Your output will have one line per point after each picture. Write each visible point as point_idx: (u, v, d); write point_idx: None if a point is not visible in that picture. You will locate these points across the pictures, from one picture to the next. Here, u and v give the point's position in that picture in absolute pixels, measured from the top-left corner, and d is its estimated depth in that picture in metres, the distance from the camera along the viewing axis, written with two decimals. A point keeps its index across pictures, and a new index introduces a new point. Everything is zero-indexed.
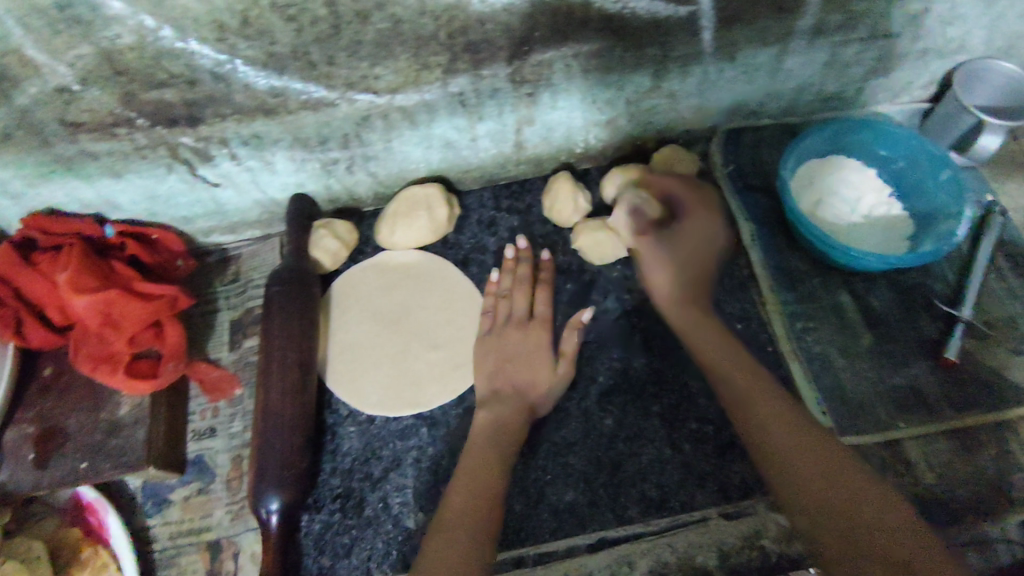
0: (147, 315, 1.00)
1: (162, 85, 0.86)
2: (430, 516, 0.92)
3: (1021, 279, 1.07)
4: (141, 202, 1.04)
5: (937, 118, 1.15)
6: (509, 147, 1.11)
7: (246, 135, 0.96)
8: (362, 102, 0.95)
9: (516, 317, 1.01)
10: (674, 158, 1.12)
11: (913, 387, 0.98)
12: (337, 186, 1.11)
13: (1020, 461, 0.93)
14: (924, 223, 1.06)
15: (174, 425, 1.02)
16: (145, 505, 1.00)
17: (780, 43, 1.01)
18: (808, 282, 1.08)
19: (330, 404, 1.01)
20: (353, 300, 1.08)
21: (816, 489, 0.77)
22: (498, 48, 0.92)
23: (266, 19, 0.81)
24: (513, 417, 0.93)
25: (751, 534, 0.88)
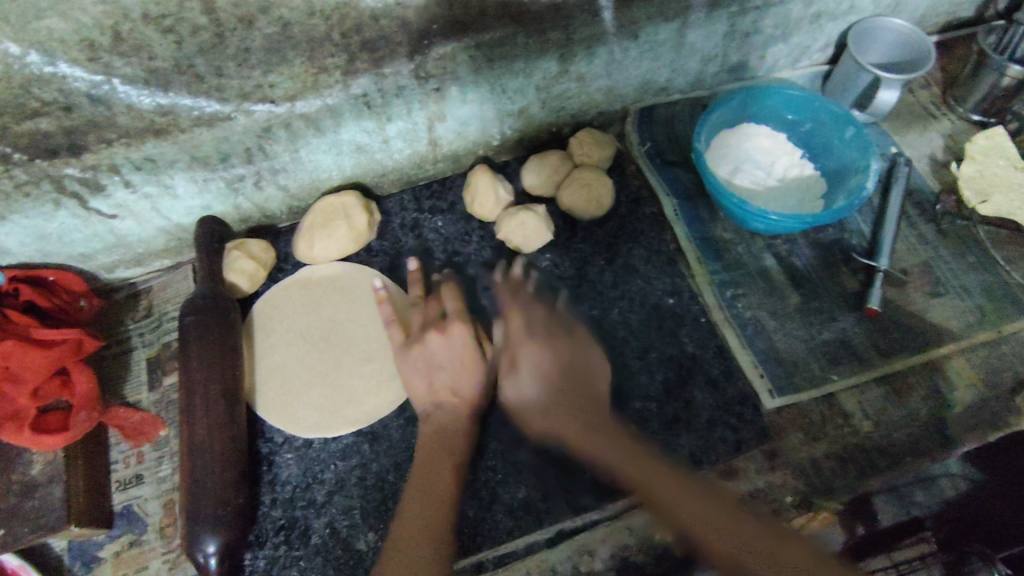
0: (51, 363, 0.92)
1: (35, 115, 0.80)
2: (381, 534, 0.88)
3: (930, 225, 1.11)
4: (31, 243, 0.96)
5: (837, 78, 1.18)
6: (424, 146, 1.09)
7: (138, 160, 0.89)
8: (260, 113, 0.90)
9: (429, 322, 0.94)
10: (590, 142, 1.12)
11: (841, 341, 1.01)
12: (247, 205, 1.05)
13: (948, 398, 0.96)
14: (835, 180, 1.09)
15: (95, 476, 0.95)
16: (73, 566, 0.93)
17: (679, 18, 1.01)
18: (733, 250, 1.09)
19: (264, 432, 0.96)
20: (277, 321, 1.03)
21: (745, 553, 0.77)
22: (397, 44, 0.89)
23: (140, 33, 0.77)
24: (457, 421, 0.89)
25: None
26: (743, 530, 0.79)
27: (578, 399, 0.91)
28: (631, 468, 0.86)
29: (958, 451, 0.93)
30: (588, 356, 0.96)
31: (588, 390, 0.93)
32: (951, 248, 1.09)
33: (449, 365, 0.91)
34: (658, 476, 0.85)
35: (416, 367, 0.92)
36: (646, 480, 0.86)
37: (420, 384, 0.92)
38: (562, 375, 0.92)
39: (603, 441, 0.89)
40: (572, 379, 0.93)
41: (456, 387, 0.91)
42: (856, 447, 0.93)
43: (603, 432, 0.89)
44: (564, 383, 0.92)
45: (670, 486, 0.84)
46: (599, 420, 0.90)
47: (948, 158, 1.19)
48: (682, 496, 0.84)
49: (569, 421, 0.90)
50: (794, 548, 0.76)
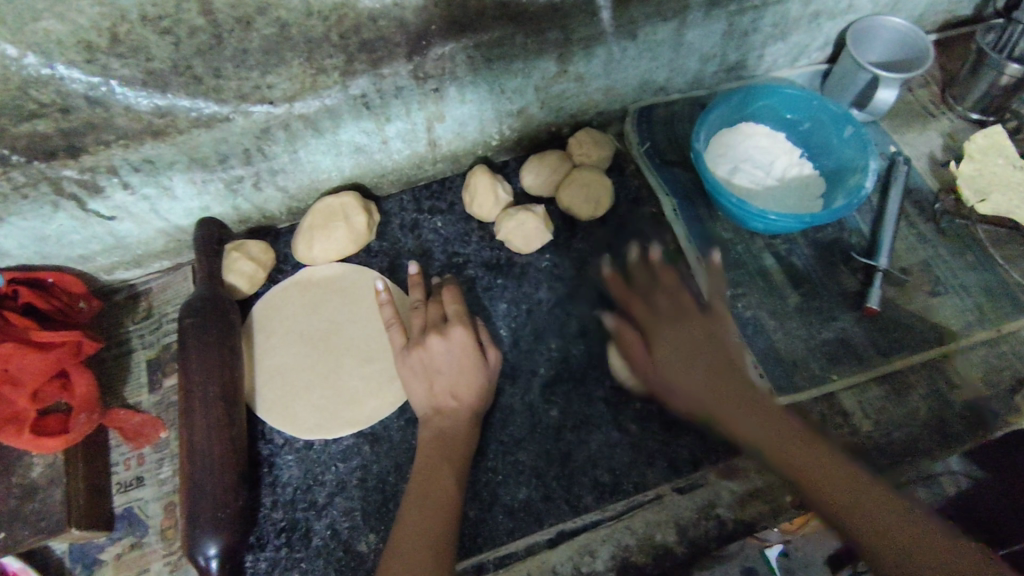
0: (51, 366, 0.92)
1: (34, 117, 0.80)
2: (382, 536, 0.88)
3: (929, 224, 1.11)
4: (30, 245, 0.96)
5: (836, 77, 1.18)
6: (423, 147, 1.09)
7: (136, 161, 0.89)
8: (258, 114, 0.90)
9: (431, 323, 0.95)
10: (589, 142, 1.12)
11: (841, 340, 1.01)
12: (246, 206, 1.05)
13: (948, 397, 0.96)
14: (834, 179, 1.09)
15: (95, 479, 0.95)
16: (75, 569, 0.93)
17: (678, 18, 1.01)
18: (732, 250, 1.09)
19: (264, 434, 0.96)
20: (277, 322, 1.03)
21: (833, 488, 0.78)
22: (396, 44, 0.89)
23: (138, 34, 0.77)
24: (456, 423, 0.89)
25: (705, 505, 0.89)
26: (828, 461, 0.80)
27: (706, 353, 0.92)
28: (713, 406, 0.87)
29: (958, 450, 0.93)
30: (700, 330, 0.94)
31: (687, 307, 0.96)
32: (951, 247, 1.09)
33: (447, 369, 0.91)
34: (748, 425, 0.85)
35: (416, 371, 0.93)
36: (740, 420, 0.86)
37: (420, 388, 0.92)
38: (674, 326, 0.94)
39: (681, 368, 0.90)
40: (678, 338, 0.93)
41: (456, 390, 0.91)
42: (856, 447, 0.93)
43: (733, 377, 0.89)
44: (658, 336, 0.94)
45: (792, 442, 0.83)
46: (724, 382, 0.89)
47: (947, 157, 1.19)
48: (804, 452, 0.81)
49: (705, 377, 0.89)
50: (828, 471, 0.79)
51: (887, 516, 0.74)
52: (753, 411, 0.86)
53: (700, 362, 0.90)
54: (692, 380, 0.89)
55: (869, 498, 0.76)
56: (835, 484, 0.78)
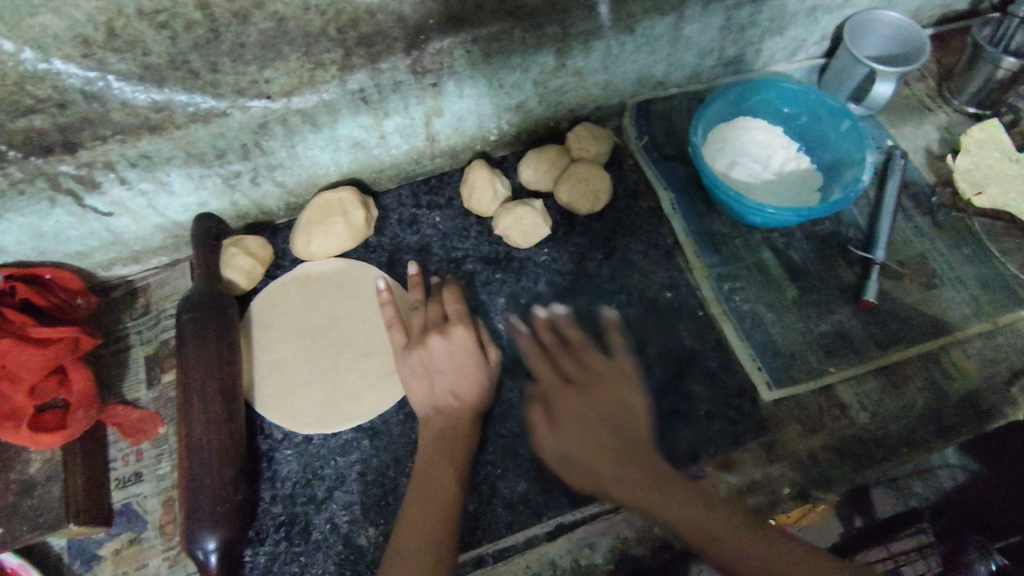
0: (49, 362, 0.92)
1: (31, 112, 0.79)
2: (382, 530, 0.88)
3: (926, 217, 1.12)
4: (27, 241, 0.96)
5: (833, 71, 1.18)
6: (421, 141, 1.08)
7: (134, 156, 0.88)
8: (256, 109, 0.89)
9: (430, 323, 0.95)
10: (587, 136, 1.12)
11: (838, 333, 1.01)
12: (244, 201, 1.05)
13: (945, 388, 0.97)
14: (831, 173, 1.09)
15: (94, 474, 0.95)
16: (74, 564, 0.93)
17: (675, 12, 1.01)
18: (730, 243, 1.09)
19: (263, 429, 0.96)
20: (275, 317, 1.03)
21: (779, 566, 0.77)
22: (393, 39, 0.89)
23: (135, 29, 0.77)
24: (456, 418, 0.89)
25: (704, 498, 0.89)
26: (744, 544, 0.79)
27: (623, 432, 0.89)
28: (646, 504, 0.85)
29: (955, 442, 0.93)
30: (611, 389, 0.93)
31: (594, 380, 0.94)
32: (948, 240, 1.09)
33: (447, 369, 0.91)
34: (649, 495, 0.85)
35: (415, 370, 0.93)
36: (651, 505, 0.85)
37: (420, 386, 0.92)
38: (610, 439, 0.88)
39: (620, 467, 0.86)
40: (581, 404, 0.91)
41: (456, 389, 0.91)
42: (854, 438, 0.94)
43: (632, 470, 0.86)
44: (557, 407, 0.92)
45: (666, 497, 0.84)
46: (643, 473, 0.86)
47: (944, 150, 1.19)
48: (708, 518, 0.82)
49: (632, 478, 0.86)
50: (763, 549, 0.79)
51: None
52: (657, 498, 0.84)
53: (616, 446, 0.88)
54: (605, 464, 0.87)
55: (797, 567, 0.77)
56: (760, 558, 0.78)
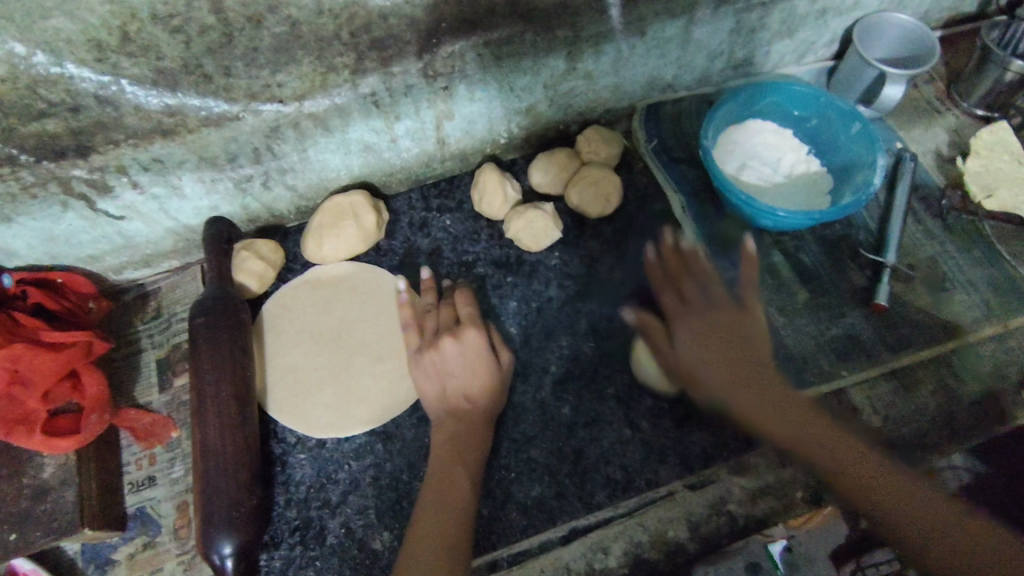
0: (61, 367, 0.92)
1: (43, 116, 0.79)
2: (396, 534, 0.89)
3: (936, 220, 1.12)
4: (39, 245, 0.96)
5: (843, 73, 1.18)
6: (432, 145, 1.08)
7: (146, 160, 0.88)
8: (268, 112, 0.89)
9: (444, 326, 0.95)
10: (598, 139, 1.12)
11: (850, 337, 1.01)
12: (255, 205, 1.05)
13: (956, 391, 0.97)
14: (842, 176, 1.09)
15: (107, 479, 0.95)
16: (88, 569, 0.93)
17: (686, 15, 1.01)
18: (741, 246, 1.10)
19: (276, 433, 0.96)
20: (287, 321, 1.03)
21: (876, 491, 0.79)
22: (406, 42, 0.89)
23: (149, 33, 0.76)
24: (470, 423, 0.90)
25: (716, 501, 0.89)
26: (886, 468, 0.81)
27: (751, 370, 0.89)
28: (766, 422, 0.86)
29: (968, 445, 0.93)
30: (710, 312, 0.95)
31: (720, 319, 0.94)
32: (958, 243, 1.09)
33: (460, 372, 0.92)
34: (804, 438, 0.85)
35: (428, 373, 0.93)
36: (818, 440, 0.84)
37: (432, 390, 0.92)
38: (747, 374, 0.89)
39: (735, 391, 0.88)
40: (692, 337, 0.93)
41: (469, 393, 0.91)
42: (866, 442, 0.94)
43: (793, 424, 0.85)
44: (689, 321, 0.96)
45: (787, 413, 0.86)
46: (762, 380, 0.89)
47: (954, 153, 1.19)
48: (830, 439, 0.84)
49: (763, 399, 0.87)
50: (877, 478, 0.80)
51: (895, 516, 0.77)
52: (804, 414, 0.86)
53: (727, 365, 0.90)
54: (740, 395, 0.88)
55: (910, 484, 0.79)
56: (921, 507, 0.77)
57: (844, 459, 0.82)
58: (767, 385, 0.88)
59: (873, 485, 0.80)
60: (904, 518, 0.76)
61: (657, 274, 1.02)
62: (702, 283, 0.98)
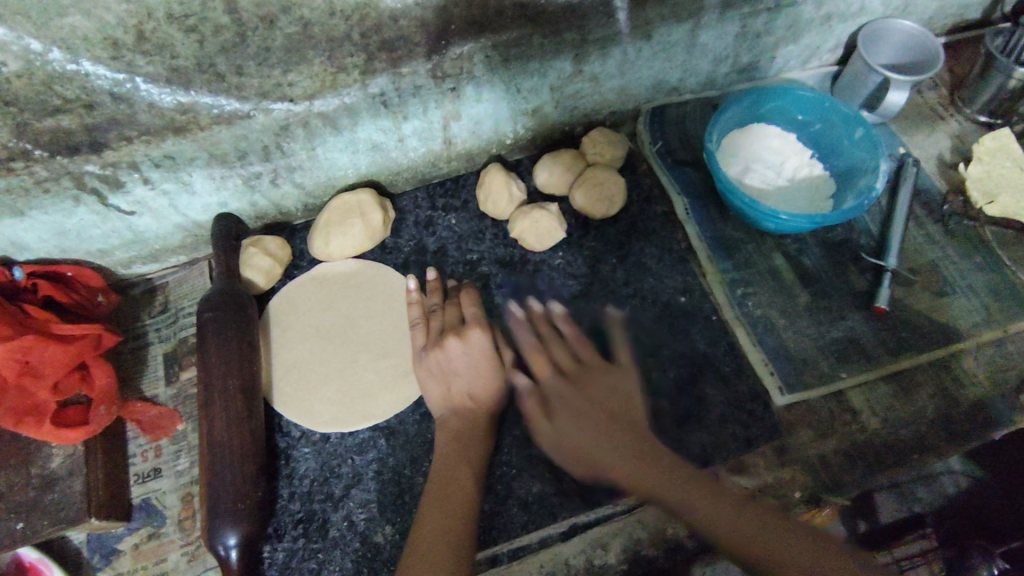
0: (70, 359, 0.93)
1: (58, 112, 0.80)
2: (399, 528, 0.90)
3: (937, 225, 1.13)
4: (50, 239, 0.97)
5: (847, 79, 1.19)
6: (438, 144, 1.10)
7: (158, 157, 0.90)
8: (278, 111, 0.91)
9: (449, 325, 0.96)
10: (602, 141, 1.13)
11: (850, 340, 1.02)
12: (263, 202, 1.06)
13: (955, 395, 0.98)
14: (844, 181, 1.10)
15: (113, 470, 0.96)
16: (93, 559, 0.94)
17: (692, 19, 1.02)
18: (743, 249, 1.10)
19: (281, 427, 0.97)
20: (293, 317, 1.04)
21: (763, 543, 0.78)
22: (415, 44, 0.90)
23: (164, 32, 0.78)
24: (472, 420, 0.91)
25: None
26: (721, 506, 0.83)
27: (615, 422, 0.91)
28: (634, 485, 0.87)
29: (967, 448, 0.94)
30: (599, 378, 0.95)
31: (615, 414, 0.92)
32: (959, 248, 1.10)
33: (465, 371, 0.93)
34: (691, 484, 0.86)
35: (432, 373, 0.94)
36: (643, 483, 0.87)
37: (436, 388, 0.94)
38: (578, 419, 0.92)
39: (569, 423, 0.92)
40: (578, 411, 0.93)
41: (472, 392, 0.92)
42: (865, 444, 0.94)
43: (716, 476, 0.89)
44: (553, 405, 0.94)
45: (603, 443, 0.89)
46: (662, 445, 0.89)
47: (956, 159, 1.20)
48: (677, 484, 0.85)
49: (590, 432, 0.90)
50: (757, 524, 0.80)
51: (733, 539, 0.80)
52: (641, 451, 0.88)
53: (577, 415, 0.92)
54: (608, 459, 0.88)
55: (771, 532, 0.79)
56: (799, 548, 0.78)
57: (674, 496, 0.85)
58: (597, 429, 0.90)
59: (722, 521, 0.82)
60: (765, 552, 0.78)
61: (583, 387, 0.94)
62: (564, 403, 0.93)
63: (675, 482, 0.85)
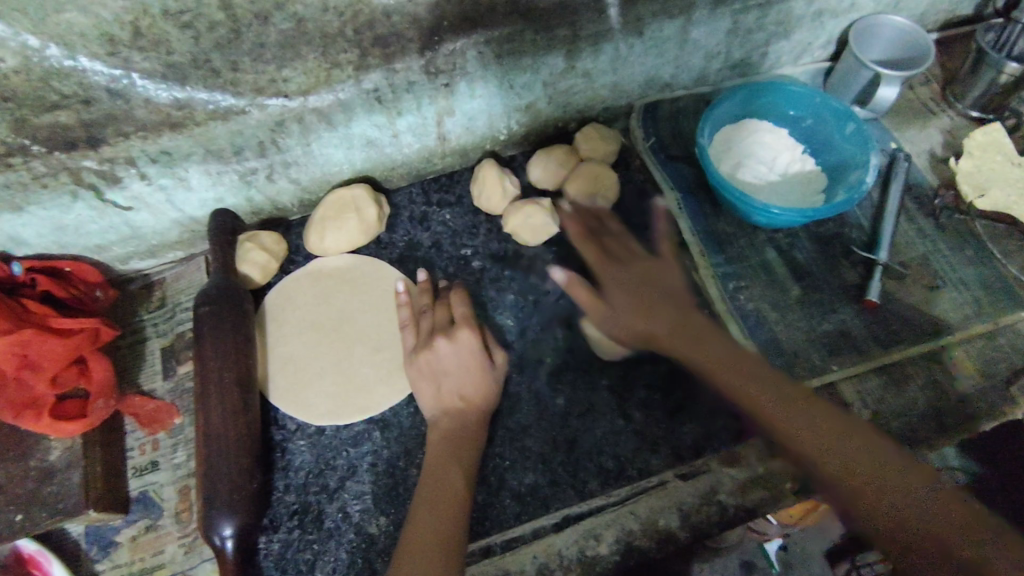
0: (69, 352, 0.94)
1: (55, 108, 0.82)
2: (393, 519, 0.91)
3: (929, 220, 1.13)
4: (49, 234, 0.98)
5: (838, 75, 1.20)
6: (433, 140, 1.11)
7: (154, 152, 0.91)
8: (274, 107, 0.92)
9: (439, 325, 0.97)
10: (595, 137, 1.14)
11: (841, 332, 1.03)
12: (259, 197, 1.07)
13: (946, 387, 0.98)
14: (835, 175, 1.11)
15: (111, 463, 0.97)
16: (90, 551, 0.95)
17: (683, 16, 1.03)
18: (735, 243, 1.11)
19: (277, 420, 0.98)
20: (289, 311, 1.05)
21: (790, 424, 0.81)
22: (408, 40, 0.91)
23: (159, 28, 0.79)
24: (466, 413, 0.92)
25: (708, 490, 0.91)
26: (798, 415, 0.81)
27: (694, 322, 0.94)
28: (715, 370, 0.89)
29: (957, 439, 0.95)
30: (662, 271, 1.01)
31: (677, 297, 0.98)
32: (950, 242, 1.11)
33: (455, 371, 0.93)
34: (767, 405, 0.84)
35: (424, 372, 0.95)
36: (717, 368, 0.89)
37: (429, 388, 0.94)
38: (699, 347, 0.91)
39: (681, 340, 0.93)
40: (659, 296, 0.98)
41: (464, 391, 0.93)
42: None
43: (775, 403, 0.83)
44: (654, 301, 0.97)
45: (736, 362, 0.88)
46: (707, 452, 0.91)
47: (947, 154, 1.21)
48: (760, 377, 0.86)
49: (669, 324, 0.95)
50: (761, 384, 0.86)
51: (793, 422, 0.81)
52: (745, 359, 0.88)
53: (669, 310, 0.96)
54: (698, 348, 0.91)
55: (788, 403, 0.83)
56: (849, 450, 0.77)
57: (755, 401, 0.85)
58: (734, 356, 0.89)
59: (790, 424, 0.81)
60: (772, 408, 0.83)
61: (649, 271, 1.00)
62: (664, 291, 0.98)
63: (772, 402, 0.84)
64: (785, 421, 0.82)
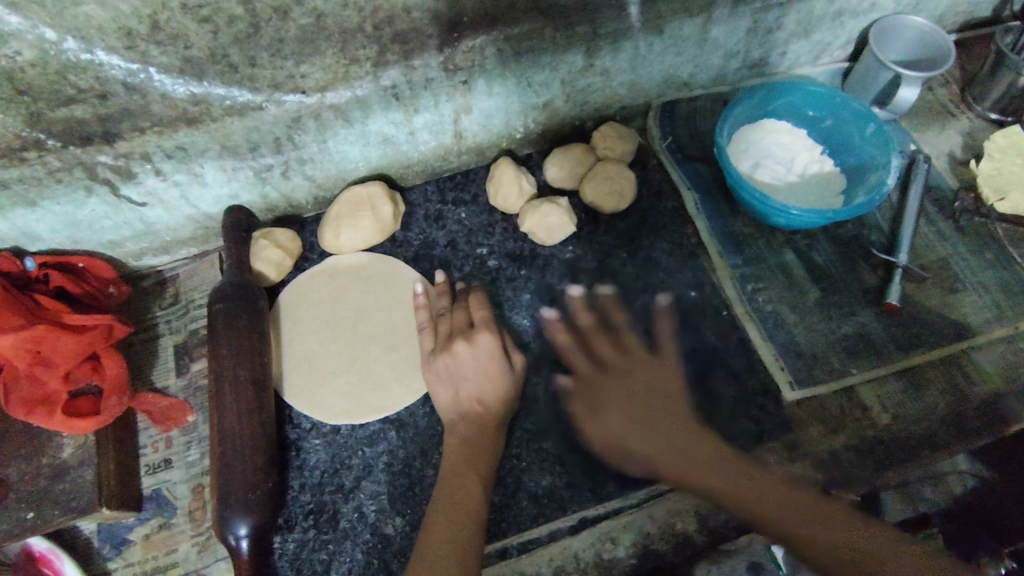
0: (82, 349, 0.94)
1: (71, 102, 0.81)
2: (409, 520, 0.90)
3: (949, 222, 1.12)
4: (62, 229, 0.97)
5: (857, 75, 1.19)
6: (449, 138, 1.10)
7: (170, 148, 0.90)
8: (291, 103, 0.91)
9: (457, 329, 0.96)
10: (613, 136, 1.13)
11: (860, 336, 1.02)
12: (274, 194, 1.06)
13: (966, 393, 0.97)
14: (855, 177, 1.10)
15: (124, 460, 0.96)
16: (103, 549, 0.95)
17: (703, 14, 1.02)
18: (753, 244, 1.10)
19: (292, 419, 0.97)
20: (303, 309, 1.04)
21: (733, 482, 0.81)
22: (427, 36, 0.90)
23: (178, 22, 0.78)
24: (484, 415, 0.91)
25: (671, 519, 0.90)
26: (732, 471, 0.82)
27: (657, 411, 0.88)
28: (641, 432, 0.87)
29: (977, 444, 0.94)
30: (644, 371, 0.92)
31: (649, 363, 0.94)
32: (970, 245, 1.10)
33: (473, 376, 0.92)
34: (722, 471, 0.83)
35: (440, 375, 0.94)
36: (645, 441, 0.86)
37: (445, 392, 0.93)
38: (651, 417, 0.88)
39: (615, 407, 0.90)
40: (617, 394, 0.91)
41: (482, 396, 0.91)
42: (875, 440, 0.94)
43: (707, 457, 0.84)
44: (592, 384, 0.94)
45: (689, 444, 0.85)
46: (711, 454, 0.85)
47: (967, 156, 1.20)
48: (687, 443, 0.85)
49: (638, 422, 0.88)
50: (717, 470, 0.83)
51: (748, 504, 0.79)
52: (662, 428, 0.87)
53: (628, 396, 0.90)
54: (651, 422, 0.87)
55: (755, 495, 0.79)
56: (825, 528, 0.75)
57: (707, 485, 0.82)
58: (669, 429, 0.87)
59: (785, 517, 0.77)
60: (727, 497, 0.80)
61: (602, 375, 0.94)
62: (606, 348, 0.95)
63: (715, 478, 0.82)
64: (736, 502, 0.80)
